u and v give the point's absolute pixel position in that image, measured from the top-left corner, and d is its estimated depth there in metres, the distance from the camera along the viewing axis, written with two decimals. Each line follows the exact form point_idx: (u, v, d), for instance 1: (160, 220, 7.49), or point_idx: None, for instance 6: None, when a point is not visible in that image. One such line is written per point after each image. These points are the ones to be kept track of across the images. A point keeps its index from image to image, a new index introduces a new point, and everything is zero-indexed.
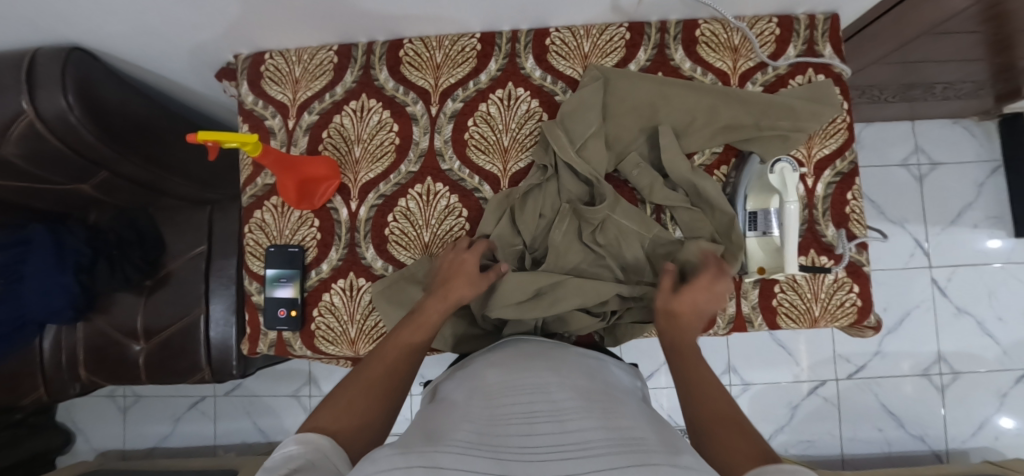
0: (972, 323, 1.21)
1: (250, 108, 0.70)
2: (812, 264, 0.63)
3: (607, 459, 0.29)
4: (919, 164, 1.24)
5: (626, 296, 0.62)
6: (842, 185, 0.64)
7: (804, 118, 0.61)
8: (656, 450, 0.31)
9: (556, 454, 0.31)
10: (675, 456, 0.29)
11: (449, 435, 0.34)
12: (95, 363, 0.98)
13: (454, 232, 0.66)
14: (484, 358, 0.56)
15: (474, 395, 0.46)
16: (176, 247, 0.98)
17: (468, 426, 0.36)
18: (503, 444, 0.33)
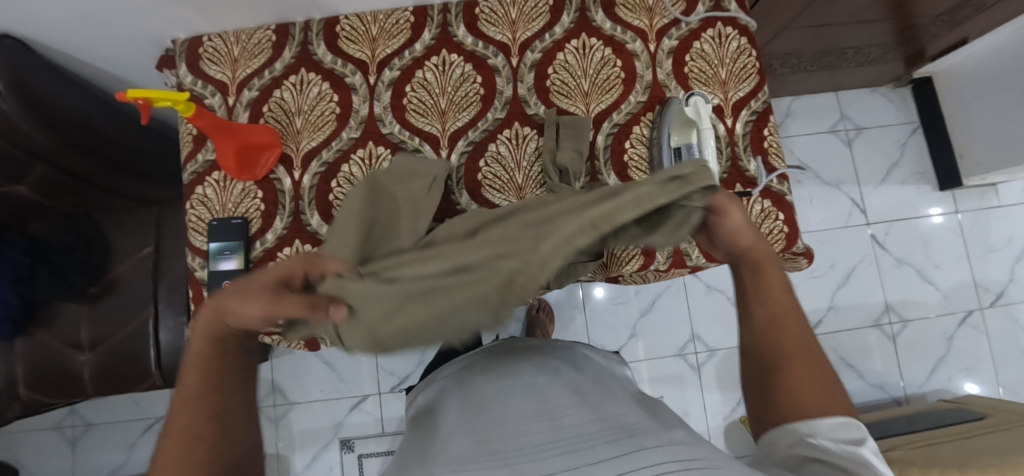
0: (913, 272, 1.28)
1: (189, 88, 0.71)
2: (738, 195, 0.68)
3: (607, 449, 0.34)
4: (846, 130, 1.34)
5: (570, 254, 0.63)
6: (758, 123, 0.70)
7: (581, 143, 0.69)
8: (660, 432, 0.36)
9: (554, 451, 0.35)
10: (667, 433, 0.36)
11: (440, 458, 0.37)
12: (36, 380, 0.93)
13: None
14: (473, 358, 0.60)
15: (465, 401, 0.48)
16: (123, 251, 0.96)
17: (462, 434, 0.40)
18: (499, 451, 0.36)
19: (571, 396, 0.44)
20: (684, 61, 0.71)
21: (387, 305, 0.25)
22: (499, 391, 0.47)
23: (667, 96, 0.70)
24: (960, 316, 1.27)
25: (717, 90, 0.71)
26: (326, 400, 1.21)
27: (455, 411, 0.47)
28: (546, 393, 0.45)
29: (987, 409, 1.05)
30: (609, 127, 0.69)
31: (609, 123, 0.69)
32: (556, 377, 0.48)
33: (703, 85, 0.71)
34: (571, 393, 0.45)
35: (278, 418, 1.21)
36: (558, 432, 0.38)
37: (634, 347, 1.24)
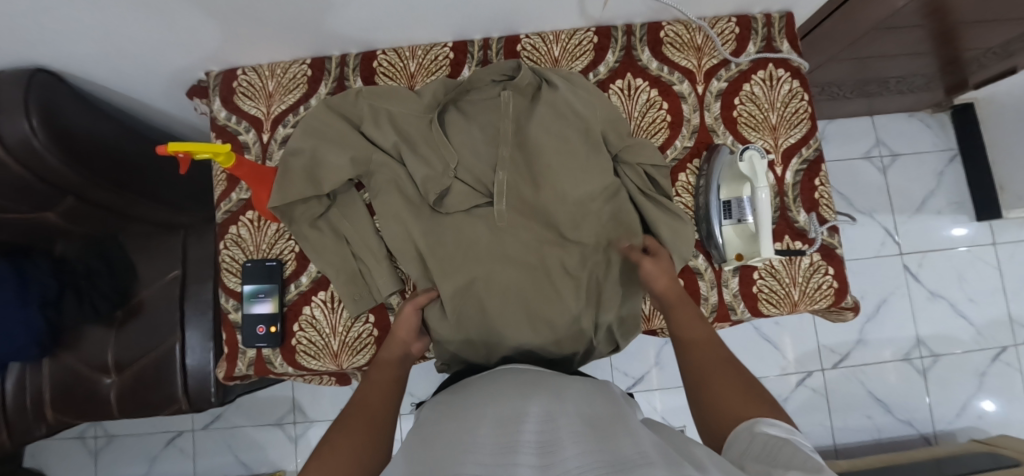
0: (946, 306, 1.25)
1: (223, 124, 0.69)
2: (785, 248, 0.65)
3: None
4: (881, 156, 1.30)
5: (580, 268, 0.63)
6: (809, 172, 0.67)
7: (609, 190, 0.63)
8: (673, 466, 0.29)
9: None
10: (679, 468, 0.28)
11: (472, 456, 0.35)
12: (62, 402, 0.93)
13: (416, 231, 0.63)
14: (469, 389, 0.55)
15: (482, 418, 0.45)
16: (148, 275, 0.94)
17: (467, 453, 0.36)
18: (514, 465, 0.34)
19: (590, 431, 0.40)
20: (733, 105, 0.68)
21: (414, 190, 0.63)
22: (515, 420, 0.43)
23: (715, 142, 0.68)
24: (993, 352, 1.23)
25: (767, 135, 0.68)
26: None
27: (455, 431, 0.43)
28: (566, 427, 0.41)
29: (1023, 454, 1.02)
30: None
31: None
32: (580, 414, 0.44)
33: (752, 130, 0.68)
34: (593, 430, 0.40)
35: (298, 436, 1.21)
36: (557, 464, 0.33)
37: (657, 374, 1.22)
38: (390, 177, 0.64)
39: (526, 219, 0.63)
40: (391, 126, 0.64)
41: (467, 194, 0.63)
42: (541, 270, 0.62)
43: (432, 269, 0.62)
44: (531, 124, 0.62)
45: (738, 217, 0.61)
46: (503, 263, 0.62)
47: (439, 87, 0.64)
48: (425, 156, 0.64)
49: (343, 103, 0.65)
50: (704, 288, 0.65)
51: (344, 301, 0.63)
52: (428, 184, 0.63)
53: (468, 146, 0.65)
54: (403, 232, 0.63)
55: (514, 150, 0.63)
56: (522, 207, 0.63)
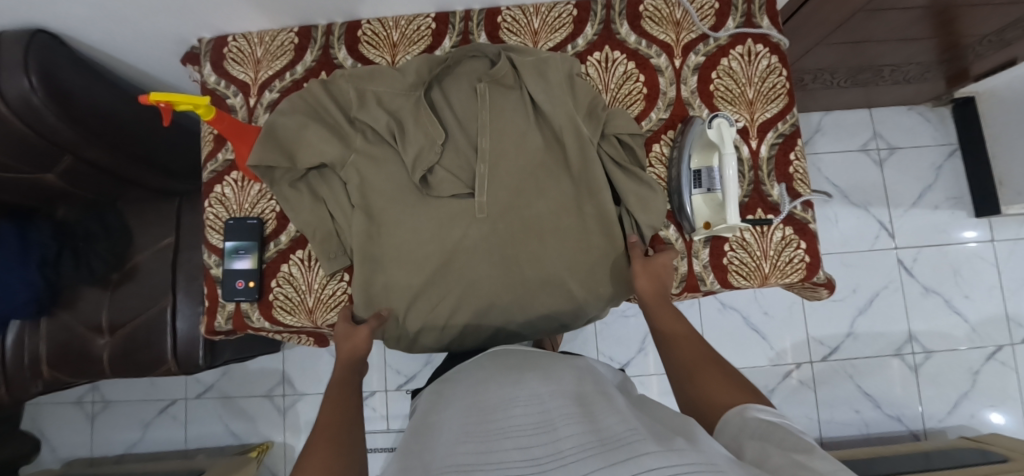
0: (940, 301, 1.23)
1: (212, 88, 0.72)
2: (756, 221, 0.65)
3: (610, 456, 0.30)
4: (878, 149, 1.29)
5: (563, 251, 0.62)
6: (785, 146, 0.67)
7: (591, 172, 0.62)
8: (661, 440, 0.32)
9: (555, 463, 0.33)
10: (668, 441, 0.32)
11: (466, 452, 0.38)
12: (59, 360, 0.96)
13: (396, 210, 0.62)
14: (462, 379, 0.58)
15: (473, 411, 0.48)
16: (143, 240, 0.98)
17: (466, 443, 0.40)
18: (501, 459, 0.36)
19: (576, 409, 0.43)
20: (710, 79, 0.69)
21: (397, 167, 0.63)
22: (507, 404, 0.46)
23: (691, 115, 0.68)
24: (989, 350, 1.21)
25: (743, 110, 0.68)
26: None
27: (453, 423, 0.47)
28: (555, 406, 0.44)
29: (1011, 451, 1.00)
30: None
31: None
32: (567, 391, 0.48)
33: (728, 104, 0.69)
34: (578, 407, 0.44)
35: (286, 408, 1.23)
36: (551, 446, 0.37)
37: (643, 360, 1.22)
38: (377, 158, 0.63)
39: (513, 205, 0.62)
40: (378, 107, 0.63)
41: (452, 177, 0.63)
42: (525, 255, 0.62)
43: (419, 251, 0.61)
44: (511, 114, 0.64)
45: (708, 187, 0.61)
46: (489, 249, 0.62)
47: (422, 65, 0.64)
48: (414, 135, 0.62)
49: (332, 87, 0.65)
50: (674, 258, 0.65)
51: (320, 259, 0.65)
52: (417, 162, 0.62)
53: (454, 124, 0.65)
54: (388, 212, 0.62)
55: (497, 131, 0.63)
56: (506, 192, 0.62)
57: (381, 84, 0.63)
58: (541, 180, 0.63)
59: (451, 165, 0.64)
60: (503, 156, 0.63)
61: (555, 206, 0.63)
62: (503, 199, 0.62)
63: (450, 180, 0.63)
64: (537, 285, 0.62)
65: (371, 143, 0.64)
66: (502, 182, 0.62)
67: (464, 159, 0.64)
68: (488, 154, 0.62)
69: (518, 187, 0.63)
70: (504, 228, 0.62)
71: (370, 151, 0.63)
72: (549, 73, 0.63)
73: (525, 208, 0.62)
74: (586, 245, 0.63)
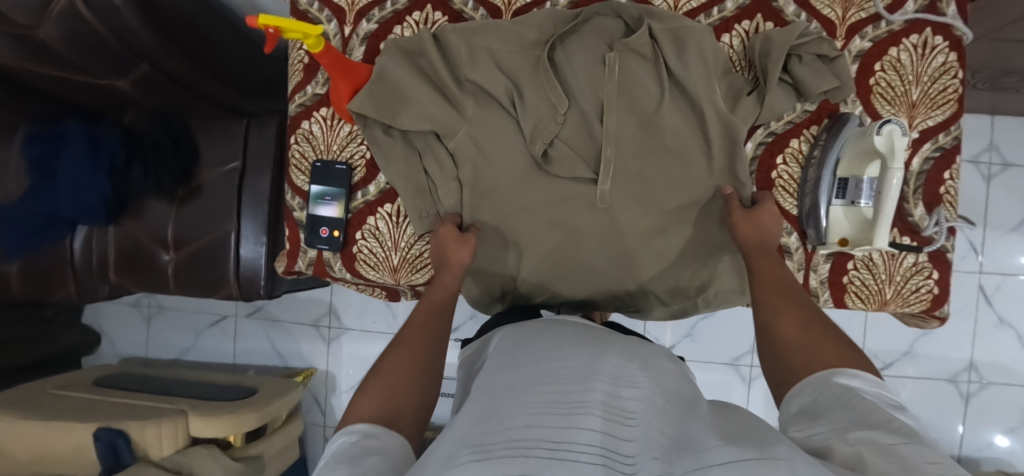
0: (1013, 336, 1.17)
1: (304, 9, 0.64)
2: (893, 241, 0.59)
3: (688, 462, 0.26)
4: (990, 163, 1.16)
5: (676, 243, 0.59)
6: (941, 162, 0.59)
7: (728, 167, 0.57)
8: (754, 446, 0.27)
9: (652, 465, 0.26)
10: (768, 448, 0.26)
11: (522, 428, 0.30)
12: (125, 268, 0.98)
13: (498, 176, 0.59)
14: (519, 329, 0.50)
15: (529, 369, 0.39)
16: (211, 160, 0.95)
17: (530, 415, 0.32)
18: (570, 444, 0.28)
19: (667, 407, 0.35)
20: (872, 70, 0.59)
21: (509, 135, 0.58)
22: (579, 371, 0.37)
23: (841, 111, 0.59)
24: None
25: (902, 112, 0.59)
26: (376, 334, 1.23)
27: (509, 379, 0.38)
28: (643, 395, 0.35)
29: None
30: (762, 135, 0.60)
31: (763, 129, 0.59)
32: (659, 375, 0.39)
33: (887, 103, 0.59)
34: (673, 411, 0.35)
35: (331, 338, 1.26)
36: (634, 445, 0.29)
37: (687, 345, 1.19)
38: (489, 124, 0.58)
39: (632, 190, 0.58)
40: (492, 65, 0.57)
41: (571, 156, 0.57)
42: (634, 243, 0.59)
43: (525, 231, 0.60)
44: (642, 88, 0.56)
45: (852, 199, 0.55)
46: (601, 234, 0.59)
47: (548, 19, 0.57)
48: (533, 106, 0.57)
49: (441, 38, 0.58)
50: (790, 269, 0.60)
51: (409, 216, 0.62)
52: (537, 133, 0.57)
53: (578, 91, 0.57)
54: (496, 184, 0.59)
55: (626, 101, 0.56)
56: (628, 175, 0.57)
57: (501, 40, 0.57)
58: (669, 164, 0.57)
59: (569, 137, 0.58)
60: (629, 133, 0.57)
61: (679, 195, 0.58)
62: (625, 182, 0.57)
63: (570, 155, 0.57)
64: (643, 269, 0.60)
65: (483, 106, 0.58)
66: (625, 161, 0.57)
67: (586, 131, 0.58)
68: (613, 134, 0.56)
69: (638, 168, 0.57)
70: (621, 213, 0.58)
71: (482, 117, 0.58)
72: (697, 38, 0.54)
73: (646, 194, 0.58)
74: (698, 235, 0.59)
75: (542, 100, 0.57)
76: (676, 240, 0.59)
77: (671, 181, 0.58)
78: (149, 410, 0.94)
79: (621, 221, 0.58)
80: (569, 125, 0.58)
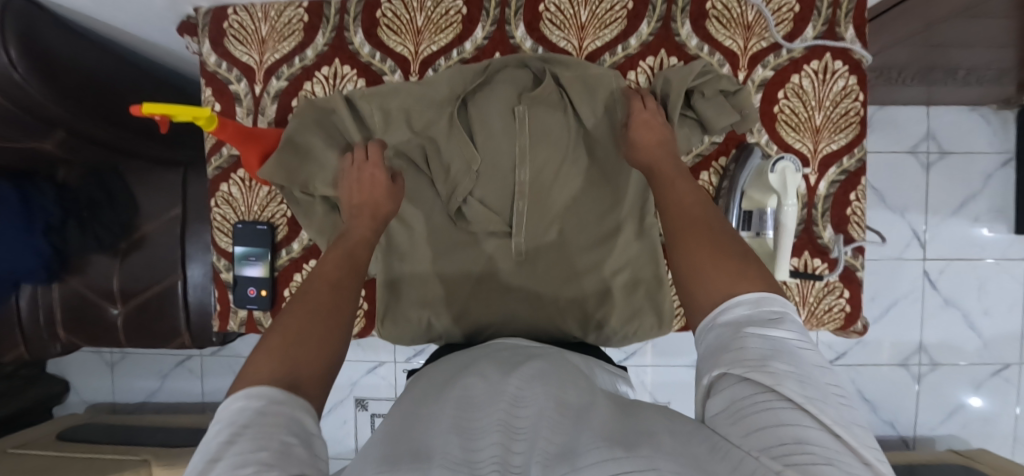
0: (958, 316, 1.21)
1: (213, 70, 0.63)
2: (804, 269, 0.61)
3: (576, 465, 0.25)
4: (928, 152, 1.19)
5: (602, 281, 0.61)
6: (846, 184, 0.60)
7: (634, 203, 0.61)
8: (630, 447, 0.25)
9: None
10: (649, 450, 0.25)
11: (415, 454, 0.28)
12: (74, 325, 0.97)
13: (423, 230, 0.62)
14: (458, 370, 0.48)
15: (449, 405, 0.37)
16: (149, 211, 0.94)
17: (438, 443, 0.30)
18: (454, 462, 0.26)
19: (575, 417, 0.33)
20: (775, 99, 0.60)
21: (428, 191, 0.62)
22: (484, 402, 0.35)
23: (748, 141, 0.60)
24: (995, 367, 1.21)
25: (807, 138, 0.60)
26: None
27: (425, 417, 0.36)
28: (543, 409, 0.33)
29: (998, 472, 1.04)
30: None
31: None
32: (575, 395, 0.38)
33: (792, 130, 0.60)
34: (572, 418, 0.32)
35: None
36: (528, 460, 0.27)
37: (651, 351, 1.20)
38: (408, 184, 0.61)
39: (548, 233, 0.61)
40: (403, 125, 0.59)
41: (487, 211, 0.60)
42: (554, 288, 0.61)
43: (451, 287, 0.61)
44: (551, 136, 0.59)
45: (758, 231, 0.56)
46: (522, 282, 0.61)
47: (456, 77, 0.59)
48: (449, 164, 0.59)
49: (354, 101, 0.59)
50: None
51: None
52: (452, 193, 0.60)
53: (490, 143, 0.59)
54: (419, 242, 0.62)
55: (536, 151, 0.59)
56: (545, 216, 0.60)
57: (414, 106, 0.59)
58: (583, 206, 0.61)
59: (486, 188, 0.60)
60: (542, 180, 0.59)
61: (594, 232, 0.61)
62: (543, 224, 0.61)
63: (487, 205, 0.60)
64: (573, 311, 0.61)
65: (398, 169, 0.61)
66: (541, 204, 0.60)
67: (501, 181, 0.60)
68: (526, 184, 0.59)
69: (554, 209, 0.60)
70: (541, 254, 0.61)
71: (400, 178, 0.60)
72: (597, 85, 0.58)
73: (565, 234, 0.61)
74: (620, 271, 0.61)
75: (457, 156, 0.59)
76: (602, 276, 0.61)
77: (586, 220, 0.61)
78: (111, 464, 0.95)
79: (546, 260, 0.61)
80: (485, 176, 0.60)
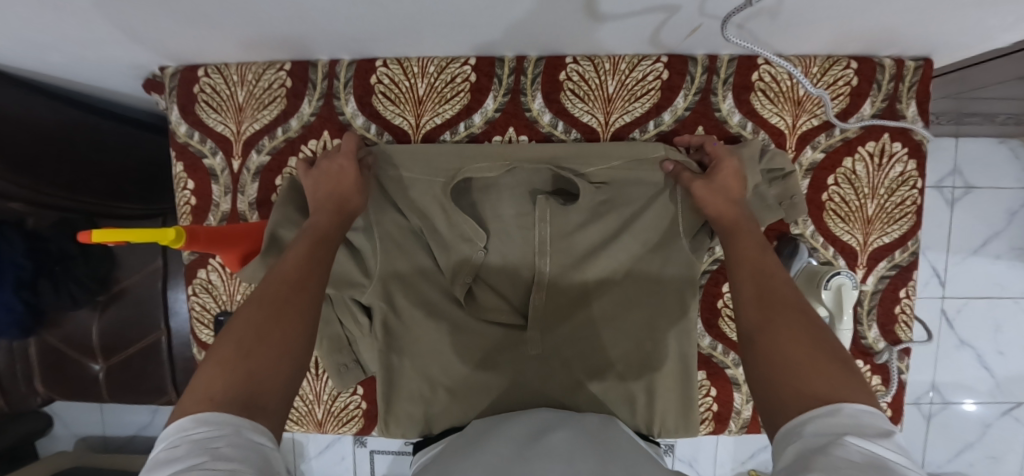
0: (972, 356, 1.18)
1: (183, 142, 0.55)
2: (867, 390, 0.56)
3: None
4: (954, 187, 1.13)
5: (626, 372, 0.55)
6: (897, 280, 0.54)
7: (665, 287, 0.53)
8: None
9: None
10: None
11: None
12: (53, 379, 0.91)
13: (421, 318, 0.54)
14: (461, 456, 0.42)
15: None
16: (129, 264, 0.88)
17: None
18: None
19: None
20: (824, 185, 0.54)
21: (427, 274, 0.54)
22: None
23: (791, 232, 0.54)
24: (1005, 406, 1.19)
25: (857, 229, 0.54)
26: None
27: None
28: None
29: None
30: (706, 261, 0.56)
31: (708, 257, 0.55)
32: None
33: (841, 220, 0.54)
34: None
35: None
36: None
37: None
38: (404, 267, 0.53)
39: (565, 315, 0.55)
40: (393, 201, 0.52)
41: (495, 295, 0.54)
42: (572, 377, 0.55)
43: (453, 378, 0.55)
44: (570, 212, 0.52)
45: None
46: (533, 377, 0.55)
47: (462, 150, 0.52)
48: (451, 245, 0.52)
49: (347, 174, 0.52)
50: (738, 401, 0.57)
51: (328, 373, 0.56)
52: (458, 275, 0.52)
53: (499, 220, 0.52)
54: (415, 334, 0.54)
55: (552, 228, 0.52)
56: (561, 298, 0.54)
57: (412, 179, 0.51)
58: (604, 288, 0.54)
59: (496, 268, 0.53)
60: (558, 259, 0.53)
61: (618, 317, 0.54)
62: (557, 306, 0.54)
63: (497, 288, 0.54)
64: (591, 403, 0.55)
65: (392, 251, 0.52)
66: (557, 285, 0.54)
67: (511, 261, 0.53)
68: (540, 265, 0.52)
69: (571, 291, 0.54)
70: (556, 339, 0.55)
71: (394, 262, 0.53)
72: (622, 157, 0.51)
73: (583, 318, 0.54)
74: (645, 359, 0.54)
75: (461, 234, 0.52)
76: (625, 363, 0.55)
77: (607, 305, 0.54)
78: None
79: (562, 346, 0.55)
80: (494, 256, 0.53)
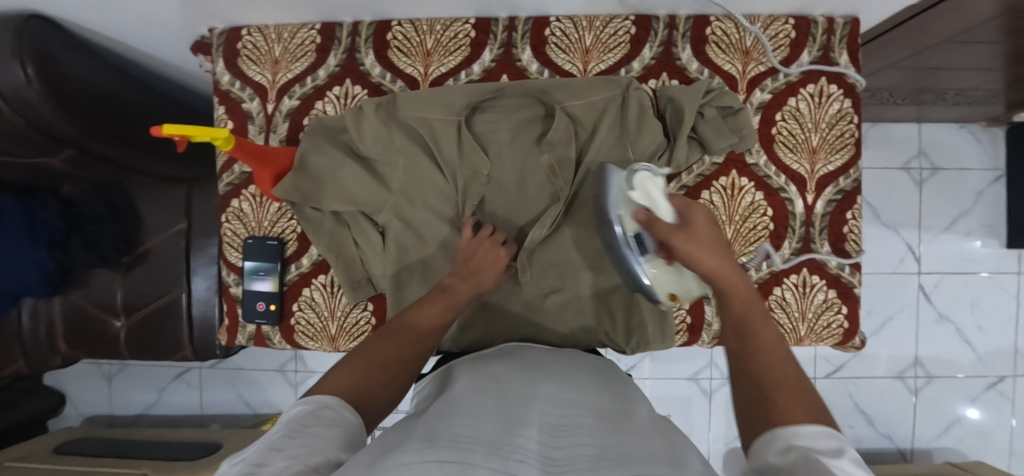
0: (952, 330, 1.23)
1: (226, 89, 0.65)
2: (823, 303, 0.63)
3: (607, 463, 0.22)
4: (921, 169, 1.22)
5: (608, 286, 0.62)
6: (842, 203, 0.62)
7: None
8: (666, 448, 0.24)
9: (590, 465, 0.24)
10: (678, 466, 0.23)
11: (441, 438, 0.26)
12: (75, 339, 0.97)
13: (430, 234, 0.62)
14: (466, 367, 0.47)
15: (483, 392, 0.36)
16: (153, 226, 0.95)
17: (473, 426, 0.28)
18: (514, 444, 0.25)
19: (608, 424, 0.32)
20: (773, 120, 0.63)
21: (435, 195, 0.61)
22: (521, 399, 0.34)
23: (747, 161, 0.63)
24: (990, 380, 1.23)
25: (804, 159, 0.63)
26: None
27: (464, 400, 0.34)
28: (578, 416, 0.33)
29: None
30: (675, 188, 0.64)
31: (676, 183, 0.63)
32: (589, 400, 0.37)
33: (790, 151, 0.63)
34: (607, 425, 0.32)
35: (297, 382, 1.25)
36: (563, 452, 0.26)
37: (649, 364, 1.21)
38: (415, 190, 0.61)
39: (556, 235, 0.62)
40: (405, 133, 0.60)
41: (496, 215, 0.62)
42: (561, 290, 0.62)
43: None
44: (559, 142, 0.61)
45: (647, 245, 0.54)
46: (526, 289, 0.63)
47: (467, 89, 0.61)
48: (458, 169, 0.60)
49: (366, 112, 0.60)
50: (709, 314, 0.64)
51: (343, 288, 0.63)
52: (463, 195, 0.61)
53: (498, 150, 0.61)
54: (424, 249, 0.62)
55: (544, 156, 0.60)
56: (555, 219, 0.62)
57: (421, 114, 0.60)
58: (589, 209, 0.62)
59: (495, 191, 0.62)
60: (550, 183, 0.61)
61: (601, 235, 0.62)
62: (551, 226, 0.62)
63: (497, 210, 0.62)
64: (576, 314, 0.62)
65: (404, 175, 0.60)
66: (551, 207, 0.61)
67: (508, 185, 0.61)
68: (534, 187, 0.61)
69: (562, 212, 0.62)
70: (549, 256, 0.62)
71: (405, 185, 0.60)
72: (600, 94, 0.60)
73: (573, 236, 0.62)
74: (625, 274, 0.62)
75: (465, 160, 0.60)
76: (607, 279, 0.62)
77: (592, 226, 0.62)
78: None
79: (553, 263, 0.62)
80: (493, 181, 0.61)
